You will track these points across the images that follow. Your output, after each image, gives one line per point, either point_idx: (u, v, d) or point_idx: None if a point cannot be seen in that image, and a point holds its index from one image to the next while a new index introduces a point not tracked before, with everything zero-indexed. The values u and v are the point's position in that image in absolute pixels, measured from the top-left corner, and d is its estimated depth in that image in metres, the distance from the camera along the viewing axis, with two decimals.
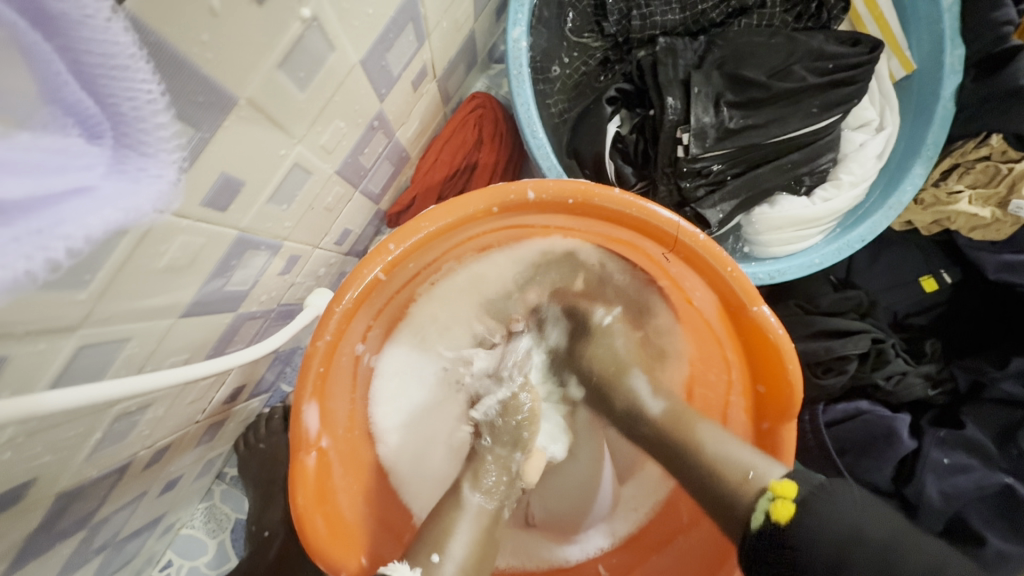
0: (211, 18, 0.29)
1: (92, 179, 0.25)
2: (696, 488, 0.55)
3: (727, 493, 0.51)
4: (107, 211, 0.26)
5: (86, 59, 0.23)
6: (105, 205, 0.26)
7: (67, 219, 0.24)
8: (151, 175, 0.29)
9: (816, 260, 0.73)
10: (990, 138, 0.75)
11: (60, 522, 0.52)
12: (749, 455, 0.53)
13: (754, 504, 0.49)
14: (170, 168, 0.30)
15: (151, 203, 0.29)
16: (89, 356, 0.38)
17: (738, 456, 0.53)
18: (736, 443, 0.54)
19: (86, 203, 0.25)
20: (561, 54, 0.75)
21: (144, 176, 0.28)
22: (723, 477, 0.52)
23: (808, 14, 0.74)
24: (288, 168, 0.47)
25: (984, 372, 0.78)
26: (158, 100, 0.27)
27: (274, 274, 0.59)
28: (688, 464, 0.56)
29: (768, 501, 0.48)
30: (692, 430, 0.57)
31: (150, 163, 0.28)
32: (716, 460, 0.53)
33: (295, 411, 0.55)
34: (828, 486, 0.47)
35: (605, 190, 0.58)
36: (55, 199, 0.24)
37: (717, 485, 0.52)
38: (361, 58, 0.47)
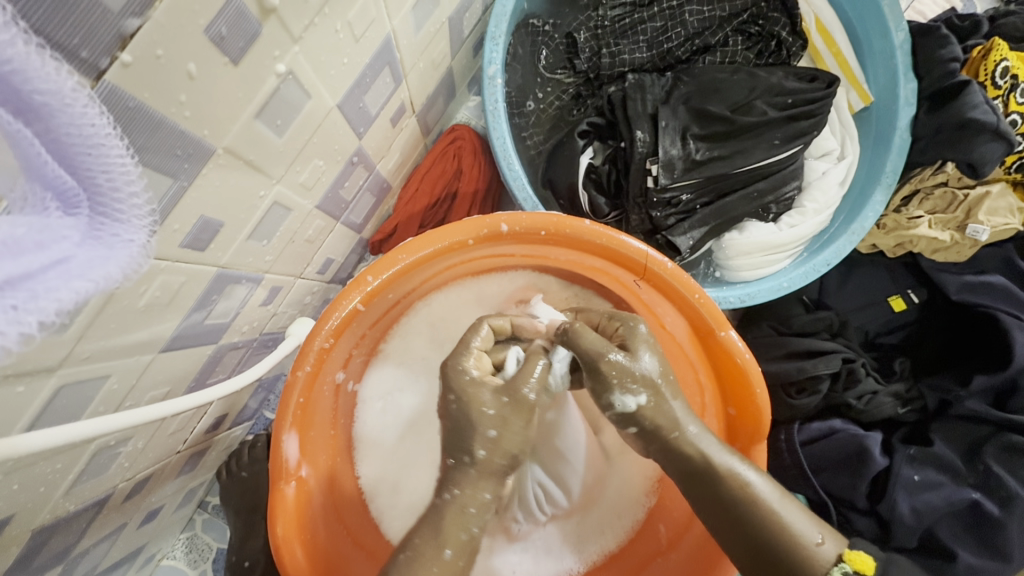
0: (188, 80, 0.31)
1: (68, 251, 0.24)
2: (731, 511, 0.50)
3: (789, 555, 0.47)
4: (80, 284, 0.25)
5: (66, 144, 0.23)
6: (78, 277, 0.24)
7: (41, 295, 0.23)
8: (125, 242, 0.27)
9: (784, 283, 0.76)
10: (945, 167, 0.80)
11: (37, 558, 0.52)
12: (808, 522, 0.49)
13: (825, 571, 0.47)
14: (144, 233, 0.28)
15: (125, 273, 0.27)
16: (69, 395, 0.39)
17: (790, 521, 0.49)
18: (789, 503, 0.50)
19: (64, 274, 0.24)
20: (536, 89, 0.79)
21: (117, 243, 0.26)
22: (790, 539, 0.48)
23: (769, 51, 0.78)
24: (267, 207, 0.49)
25: (951, 391, 0.81)
26: (134, 171, 0.27)
27: (256, 306, 0.61)
28: (738, 508, 0.50)
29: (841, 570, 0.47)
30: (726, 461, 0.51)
31: (121, 229, 0.27)
32: (757, 498, 0.50)
33: (274, 441, 0.56)
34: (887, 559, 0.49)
35: (576, 221, 0.60)
36: (28, 276, 0.23)
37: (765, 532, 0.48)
38: (337, 102, 0.50)
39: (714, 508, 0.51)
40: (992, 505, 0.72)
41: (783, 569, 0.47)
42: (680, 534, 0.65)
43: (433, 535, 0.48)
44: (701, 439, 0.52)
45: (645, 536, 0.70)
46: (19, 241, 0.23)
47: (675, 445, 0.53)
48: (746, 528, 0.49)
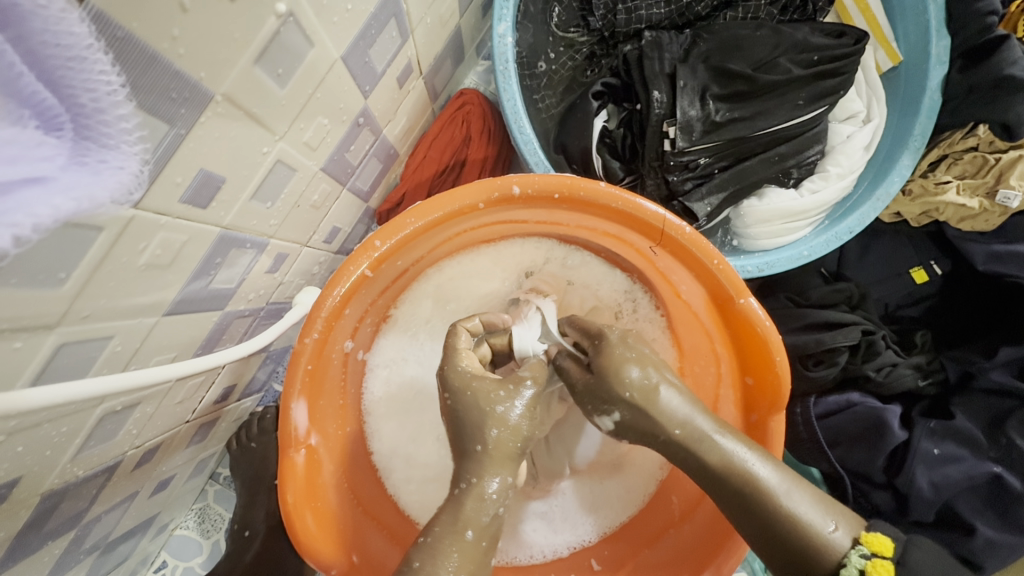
0: (182, 12, 0.29)
1: (51, 170, 0.24)
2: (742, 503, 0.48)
3: (801, 539, 0.46)
4: (62, 202, 0.25)
5: (45, 55, 0.22)
6: (59, 194, 0.24)
7: (16, 209, 0.23)
8: (112, 165, 0.27)
9: (804, 252, 0.73)
10: (977, 129, 0.75)
11: (48, 524, 0.52)
12: (819, 508, 0.47)
13: (844, 557, 0.45)
14: (133, 160, 0.29)
15: (113, 197, 0.28)
16: (70, 354, 0.38)
17: (799, 506, 0.47)
18: (798, 486, 0.48)
19: (42, 192, 0.24)
20: (548, 49, 0.75)
21: (105, 168, 0.27)
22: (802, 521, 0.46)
23: (794, 6, 0.74)
24: (270, 165, 0.47)
25: (974, 362, 0.78)
26: (118, 91, 0.26)
27: (261, 273, 0.59)
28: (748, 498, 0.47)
29: (862, 558, 0.44)
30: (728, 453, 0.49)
31: (111, 155, 0.27)
32: (766, 488, 0.47)
33: (282, 410, 0.55)
34: (914, 540, 0.46)
35: (590, 183, 0.58)
36: (3, 189, 0.22)
37: (773, 521, 0.47)
38: (341, 54, 0.47)
39: (722, 499, 0.49)
40: (1013, 478, 0.71)
41: (800, 557, 0.46)
42: (694, 506, 0.64)
43: (452, 521, 0.45)
44: (707, 438, 0.49)
45: (658, 509, 0.69)
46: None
47: (677, 448, 0.49)
48: (757, 521, 0.47)
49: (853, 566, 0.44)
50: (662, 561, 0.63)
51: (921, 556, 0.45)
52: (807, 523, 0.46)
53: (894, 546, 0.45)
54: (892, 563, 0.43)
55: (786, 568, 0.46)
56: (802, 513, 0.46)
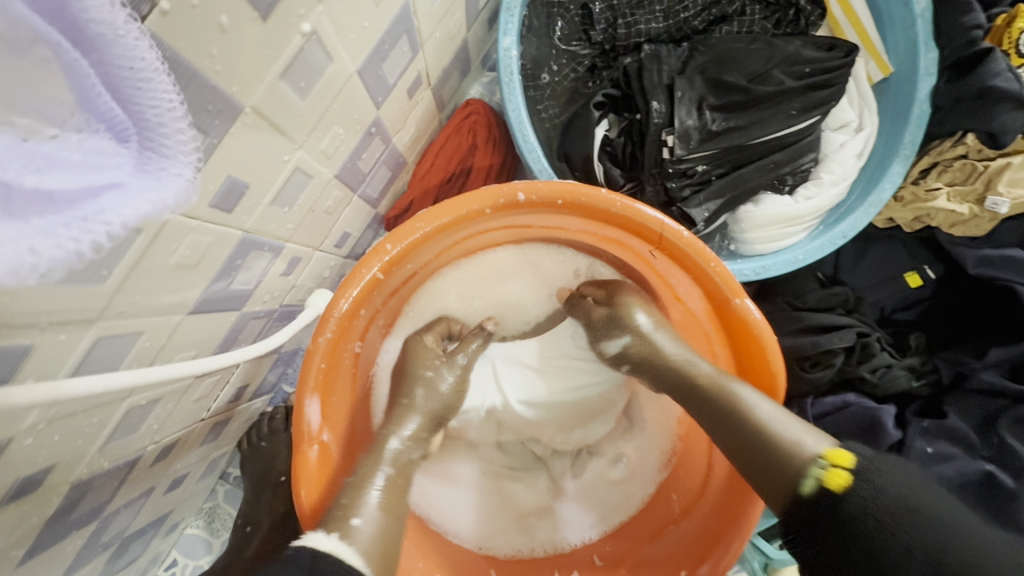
0: (220, 33, 0.32)
1: (124, 177, 0.25)
2: (744, 436, 0.53)
3: (778, 461, 0.49)
4: (141, 206, 0.26)
5: (117, 76, 0.24)
6: (133, 201, 0.25)
7: (90, 217, 0.24)
8: (172, 175, 0.27)
9: (800, 256, 0.76)
10: (965, 137, 0.77)
11: (72, 515, 0.54)
12: (803, 428, 0.51)
13: (803, 475, 0.47)
14: (190, 169, 0.29)
15: (178, 204, 0.28)
16: (105, 349, 0.40)
17: (789, 432, 0.50)
18: (789, 417, 0.51)
19: (120, 197, 0.25)
20: (550, 61, 0.78)
21: (167, 176, 0.27)
22: (774, 446, 0.50)
23: (787, 21, 0.77)
24: (290, 172, 0.50)
25: (965, 363, 0.80)
26: (180, 109, 0.27)
27: (277, 275, 0.62)
28: (740, 428, 0.53)
29: (820, 471, 0.46)
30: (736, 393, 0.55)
31: (172, 164, 0.27)
32: (767, 426, 0.51)
33: (297, 407, 0.57)
34: (886, 459, 0.45)
35: (592, 189, 0.61)
36: (89, 194, 0.24)
37: (768, 449, 0.50)
38: (357, 68, 0.50)
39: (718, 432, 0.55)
40: (1005, 476, 0.72)
41: (772, 467, 0.50)
42: (694, 501, 0.66)
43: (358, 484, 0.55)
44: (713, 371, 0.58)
45: (657, 505, 0.71)
46: (80, 160, 0.24)
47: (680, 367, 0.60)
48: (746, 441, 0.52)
49: (813, 478, 0.46)
50: (663, 557, 0.64)
51: (889, 471, 0.44)
52: (787, 442, 0.50)
53: (854, 459, 0.46)
54: (847, 470, 0.45)
55: (775, 490, 0.49)
56: (786, 434, 0.50)
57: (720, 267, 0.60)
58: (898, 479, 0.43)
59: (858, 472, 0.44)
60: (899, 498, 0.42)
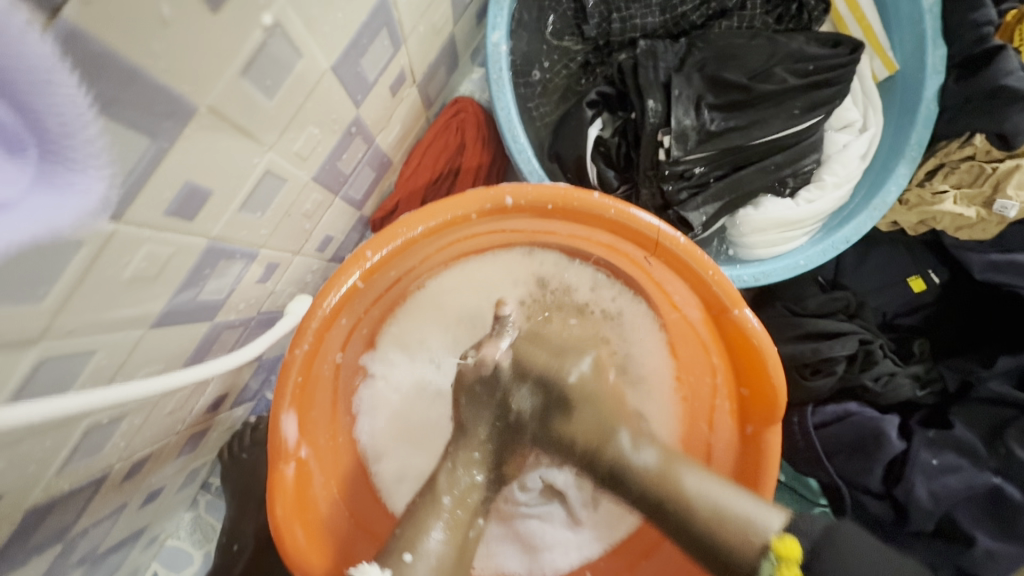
0: (163, 26, 0.28)
1: (15, 194, 0.24)
2: (698, 551, 0.49)
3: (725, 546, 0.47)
4: (24, 226, 0.26)
5: (4, 77, 0.22)
6: (21, 220, 0.25)
7: None
8: (79, 189, 0.28)
9: (801, 261, 0.73)
10: (973, 139, 0.73)
11: (32, 538, 0.51)
12: (753, 505, 0.49)
13: (760, 560, 0.45)
14: (99, 183, 0.30)
15: (79, 218, 0.29)
16: (52, 370, 0.37)
17: (738, 508, 0.48)
18: (733, 492, 0.49)
19: (7, 218, 0.24)
20: (542, 57, 0.74)
21: (71, 189, 0.28)
22: (727, 539, 0.47)
23: (789, 16, 0.74)
24: (259, 176, 0.46)
25: (972, 371, 0.78)
26: (87, 112, 0.27)
27: (252, 282, 0.58)
28: (677, 519, 0.50)
29: (773, 565, 0.44)
30: (680, 483, 0.51)
31: (78, 176, 0.28)
32: (717, 513, 0.48)
33: (273, 421, 0.54)
34: (839, 532, 0.44)
35: (584, 193, 0.58)
36: None
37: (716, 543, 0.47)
38: (332, 64, 0.47)
39: (644, 501, 0.52)
40: (1014, 489, 0.69)
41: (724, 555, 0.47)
42: None
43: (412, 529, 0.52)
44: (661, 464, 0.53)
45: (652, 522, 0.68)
46: None
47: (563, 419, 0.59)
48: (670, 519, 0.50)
49: (767, 572, 0.45)
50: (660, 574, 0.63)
51: (849, 549, 0.43)
52: (737, 520, 0.47)
53: (803, 545, 0.44)
54: (800, 568, 0.43)
55: (722, 573, 0.48)
56: (734, 509, 0.48)
57: (718, 272, 0.57)
58: (864, 565, 0.42)
59: (812, 551, 0.44)
60: None
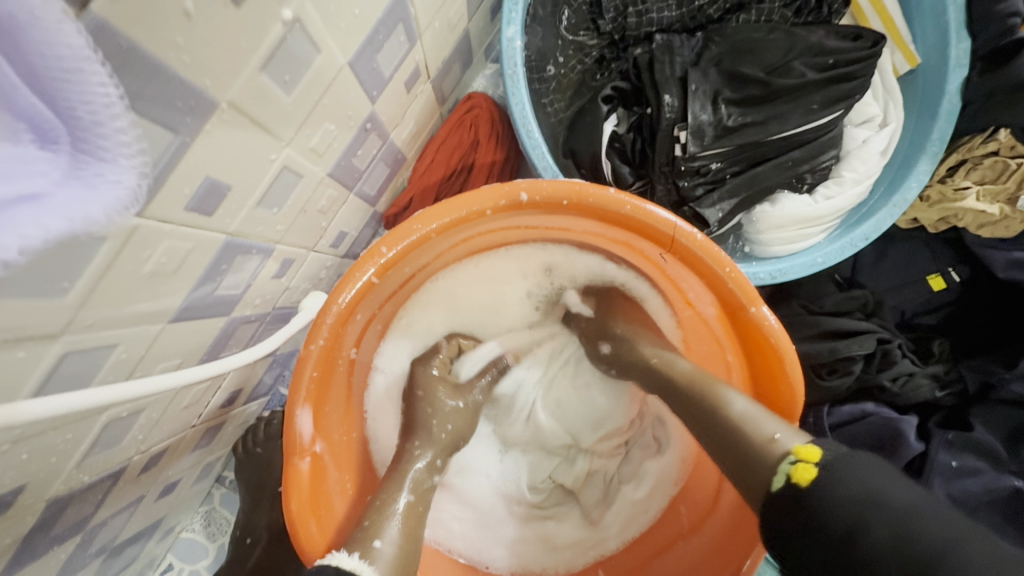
0: (187, 20, 0.29)
1: (46, 186, 0.24)
2: (724, 448, 0.51)
3: (754, 457, 0.48)
4: (54, 222, 0.26)
5: (38, 67, 0.22)
6: (52, 213, 0.25)
7: (8, 226, 0.24)
8: (113, 181, 0.28)
9: (818, 259, 0.72)
10: (997, 134, 0.71)
11: (53, 528, 0.52)
12: (773, 420, 0.49)
13: (776, 466, 0.46)
14: (131, 173, 0.30)
15: (108, 213, 0.29)
16: (74, 363, 0.38)
17: (765, 429, 0.49)
18: (765, 412, 0.50)
19: (37, 210, 0.24)
20: (556, 53, 0.74)
21: (101, 181, 0.28)
22: (754, 445, 0.49)
23: (808, 9, 0.73)
24: (277, 172, 0.47)
25: (993, 372, 0.76)
26: (117, 103, 0.27)
27: (268, 278, 0.59)
28: (720, 426, 0.52)
29: (791, 465, 0.45)
30: (717, 393, 0.54)
31: (109, 169, 0.28)
32: (744, 423, 0.50)
33: (287, 417, 0.54)
34: (857, 453, 0.44)
35: (599, 189, 0.57)
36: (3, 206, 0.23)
37: (745, 445, 0.49)
38: (349, 60, 0.47)
39: (687, 405, 0.56)
40: None
41: (751, 459, 0.48)
42: (703, 517, 0.63)
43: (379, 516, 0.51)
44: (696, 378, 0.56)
45: (665, 521, 0.68)
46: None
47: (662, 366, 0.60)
48: (715, 431, 0.53)
49: (781, 472, 0.46)
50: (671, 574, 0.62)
51: (862, 466, 0.43)
52: (760, 436, 0.49)
53: (823, 454, 0.45)
54: (816, 466, 0.44)
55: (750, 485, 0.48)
56: (760, 428, 0.49)
57: (735, 270, 0.56)
58: (870, 471, 0.42)
59: (826, 466, 0.44)
60: (860, 497, 0.41)
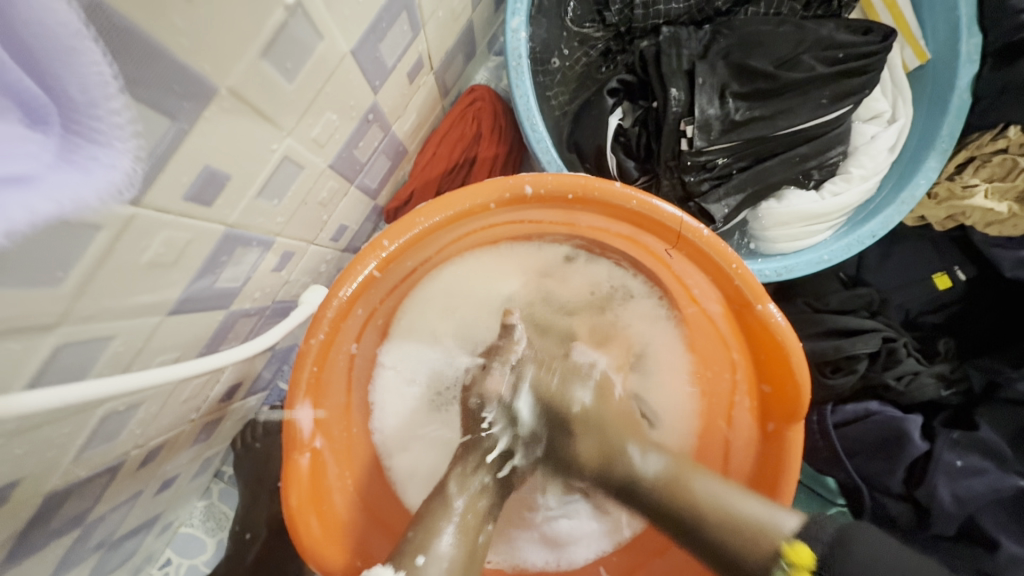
0: (186, 2, 0.28)
1: (37, 170, 0.23)
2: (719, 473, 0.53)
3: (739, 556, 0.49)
4: (42, 205, 0.24)
5: (26, 41, 0.21)
6: (41, 197, 0.23)
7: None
8: (105, 166, 0.27)
9: (825, 256, 0.71)
10: (1007, 131, 0.70)
11: (50, 522, 0.51)
12: (765, 506, 0.51)
13: (772, 561, 0.48)
14: (124, 158, 0.28)
15: (99, 197, 0.27)
16: (71, 355, 0.37)
17: (751, 513, 0.50)
18: (743, 496, 0.52)
19: (25, 194, 0.23)
20: (562, 45, 0.73)
21: (95, 166, 0.26)
22: (741, 542, 0.49)
23: (817, 2, 0.72)
24: (278, 162, 0.46)
25: (1000, 372, 0.76)
26: (112, 84, 0.25)
27: (267, 271, 0.58)
28: (700, 533, 0.52)
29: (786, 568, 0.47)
30: (691, 488, 0.54)
31: (102, 152, 0.26)
32: (725, 513, 0.51)
33: (288, 411, 0.54)
34: (848, 526, 0.46)
35: (605, 183, 0.56)
36: None
37: (732, 549, 0.50)
38: (352, 47, 0.46)
39: (655, 513, 0.55)
40: None
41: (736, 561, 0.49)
42: None
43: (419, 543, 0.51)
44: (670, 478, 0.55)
45: None
46: None
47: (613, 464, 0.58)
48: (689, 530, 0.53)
49: (779, 566, 0.47)
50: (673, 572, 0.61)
51: (857, 541, 0.45)
52: (747, 524, 0.50)
53: (813, 548, 0.46)
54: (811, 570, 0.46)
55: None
56: (745, 513, 0.50)
57: (740, 266, 0.56)
58: (872, 546, 0.45)
59: (822, 554, 0.46)
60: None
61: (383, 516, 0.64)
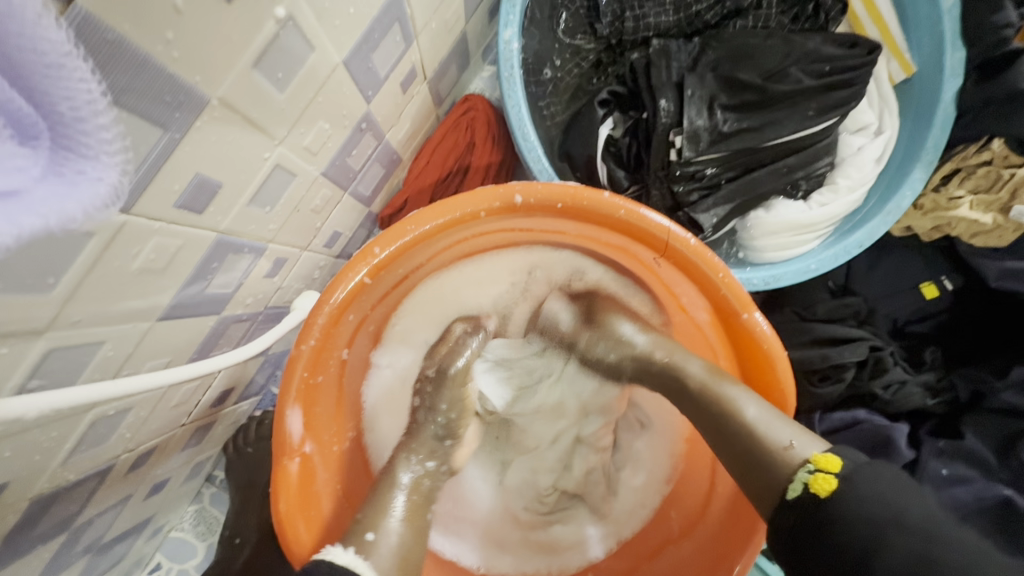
0: (175, 15, 0.29)
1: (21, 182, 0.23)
2: (728, 443, 0.53)
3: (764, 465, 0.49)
4: (29, 219, 0.24)
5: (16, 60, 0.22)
6: (26, 212, 0.24)
7: None
8: (92, 178, 0.27)
9: (812, 265, 0.73)
10: (991, 143, 0.72)
11: (38, 526, 0.52)
12: (790, 428, 0.50)
13: (793, 474, 0.47)
14: (114, 172, 0.28)
15: (88, 211, 0.27)
16: (60, 360, 0.37)
17: (779, 436, 0.50)
18: (777, 417, 0.51)
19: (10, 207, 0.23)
20: (553, 56, 0.74)
21: (83, 179, 0.26)
22: (766, 452, 0.49)
23: (805, 16, 0.74)
24: (270, 169, 0.46)
25: (985, 382, 0.76)
26: (100, 100, 0.26)
27: (259, 277, 0.58)
28: (728, 429, 0.53)
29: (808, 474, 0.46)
30: (725, 393, 0.54)
31: (91, 166, 0.27)
32: (756, 427, 0.51)
33: (278, 417, 0.54)
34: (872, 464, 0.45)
35: (594, 192, 0.57)
36: None
37: (756, 448, 0.50)
38: (344, 58, 0.47)
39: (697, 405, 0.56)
40: None
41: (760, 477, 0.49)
42: (694, 521, 0.63)
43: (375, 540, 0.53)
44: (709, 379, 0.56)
45: (656, 524, 0.67)
46: None
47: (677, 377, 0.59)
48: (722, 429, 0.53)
49: (798, 480, 0.46)
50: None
51: (877, 476, 0.44)
52: (774, 441, 0.49)
53: (841, 465, 0.45)
54: (836, 477, 0.44)
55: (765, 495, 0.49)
56: (774, 434, 0.50)
57: (728, 275, 0.56)
58: (889, 484, 0.44)
59: (846, 476, 0.44)
60: (880, 512, 0.42)
61: (350, 482, 0.64)
